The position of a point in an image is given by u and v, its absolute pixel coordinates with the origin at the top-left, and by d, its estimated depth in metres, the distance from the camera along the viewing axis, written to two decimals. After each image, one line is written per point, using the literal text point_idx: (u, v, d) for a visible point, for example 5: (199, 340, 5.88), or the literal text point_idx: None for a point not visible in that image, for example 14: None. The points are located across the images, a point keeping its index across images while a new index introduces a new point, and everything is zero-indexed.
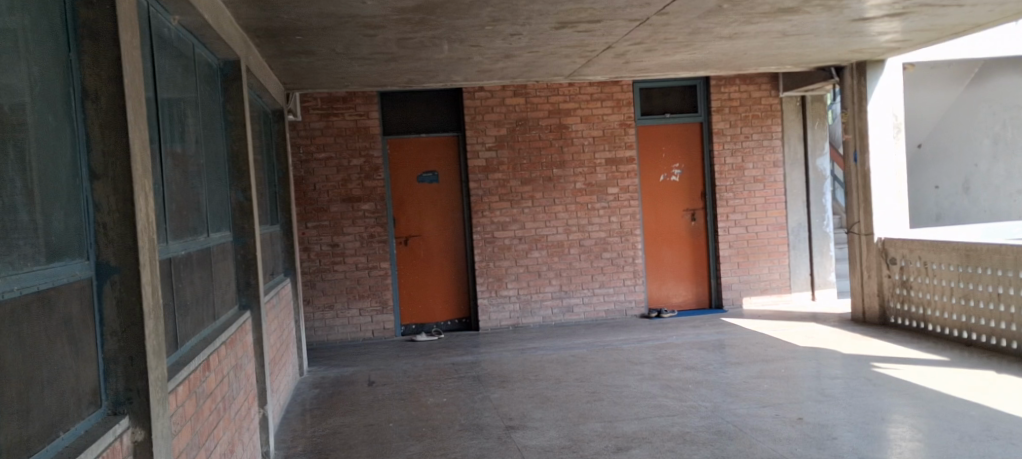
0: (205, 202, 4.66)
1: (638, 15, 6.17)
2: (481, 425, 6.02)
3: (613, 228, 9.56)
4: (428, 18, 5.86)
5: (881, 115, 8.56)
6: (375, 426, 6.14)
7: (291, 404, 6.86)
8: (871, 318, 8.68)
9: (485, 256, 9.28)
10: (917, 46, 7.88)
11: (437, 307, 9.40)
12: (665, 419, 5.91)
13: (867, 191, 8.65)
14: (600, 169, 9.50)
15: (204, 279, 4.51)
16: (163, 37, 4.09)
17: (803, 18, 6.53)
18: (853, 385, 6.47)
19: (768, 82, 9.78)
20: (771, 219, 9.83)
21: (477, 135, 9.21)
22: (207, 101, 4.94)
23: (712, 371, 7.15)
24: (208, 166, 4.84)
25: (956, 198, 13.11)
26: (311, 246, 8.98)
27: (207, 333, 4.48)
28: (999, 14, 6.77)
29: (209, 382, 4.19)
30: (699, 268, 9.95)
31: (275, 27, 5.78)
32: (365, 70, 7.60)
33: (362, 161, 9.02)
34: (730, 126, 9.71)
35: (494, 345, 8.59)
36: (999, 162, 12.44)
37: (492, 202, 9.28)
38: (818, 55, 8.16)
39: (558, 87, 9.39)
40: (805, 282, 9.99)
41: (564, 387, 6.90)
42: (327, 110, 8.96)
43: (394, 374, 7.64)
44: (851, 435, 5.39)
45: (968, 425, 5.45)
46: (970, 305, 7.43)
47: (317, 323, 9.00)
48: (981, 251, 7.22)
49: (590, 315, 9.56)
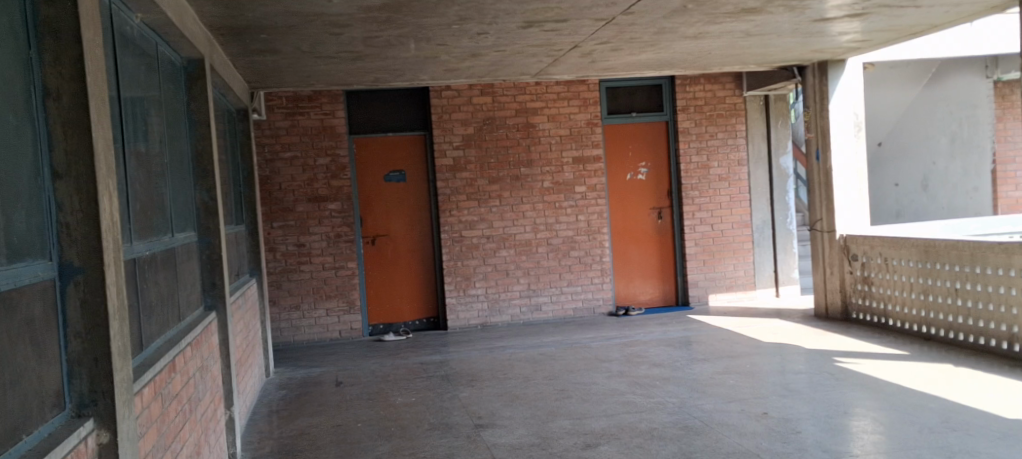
0: (169, 202, 4.61)
1: (604, 14, 6.21)
2: (450, 423, 6.03)
3: (581, 227, 9.60)
4: (394, 16, 5.85)
5: (842, 113, 8.66)
6: (343, 426, 6.11)
7: (257, 406, 6.80)
8: (833, 314, 8.80)
9: (453, 255, 9.26)
10: (878, 46, 8.00)
11: (404, 307, 9.37)
12: (633, 415, 5.94)
13: (829, 189, 8.75)
14: (566, 168, 9.53)
15: (169, 280, 4.48)
16: (126, 36, 4.05)
17: (765, 18, 6.60)
18: (816, 380, 6.55)
19: (732, 81, 9.87)
20: (736, 216, 9.93)
21: (444, 133, 9.21)
22: (171, 99, 4.90)
23: (679, 368, 7.20)
24: (172, 165, 4.78)
25: (915, 195, 13.22)
26: (277, 247, 8.92)
27: (173, 334, 4.45)
28: (955, 15, 6.89)
29: (174, 383, 4.15)
30: (666, 266, 10.01)
31: (240, 25, 5.73)
32: (330, 68, 7.56)
33: (328, 160, 8.97)
34: (695, 126, 9.80)
35: (463, 343, 8.59)
36: (956, 159, 12.55)
37: (460, 201, 9.27)
38: (781, 55, 8.25)
39: (525, 86, 9.41)
40: (770, 279, 10.10)
41: (533, 385, 6.92)
42: (293, 109, 8.90)
43: (362, 374, 7.61)
44: (815, 428, 5.46)
45: (927, 418, 5.53)
46: (929, 300, 7.57)
47: (284, 324, 8.94)
48: (940, 247, 7.36)
49: (558, 313, 9.59)
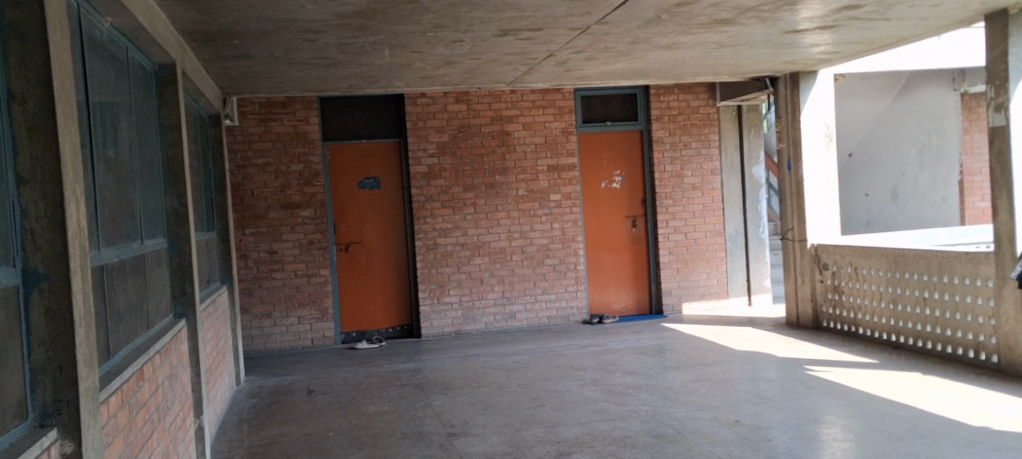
0: (138, 208, 4.56)
1: (578, 24, 6.23)
2: (422, 432, 6.00)
3: (555, 235, 9.60)
4: (369, 23, 5.85)
5: (814, 124, 8.73)
6: (314, 435, 6.06)
7: (226, 415, 6.73)
8: (805, 323, 8.86)
9: (427, 263, 9.23)
10: (849, 58, 8.08)
11: (377, 314, 9.32)
12: (606, 423, 5.95)
13: (801, 198, 8.81)
14: (541, 176, 9.53)
15: (138, 287, 4.43)
16: (95, 40, 4.01)
17: (738, 29, 6.65)
18: (787, 388, 6.59)
19: (705, 91, 9.94)
20: (709, 225, 9.97)
21: (419, 141, 9.18)
22: (141, 104, 4.85)
23: (652, 376, 7.21)
24: (142, 170, 4.73)
25: (885, 205, 13.32)
26: (248, 254, 8.85)
27: (141, 342, 4.40)
28: (923, 28, 6.98)
29: (143, 392, 4.10)
30: (640, 275, 10.03)
31: (212, 30, 5.69)
32: (304, 74, 7.52)
33: (301, 166, 8.92)
34: (669, 135, 9.84)
35: (436, 351, 8.55)
36: (925, 170, 12.66)
37: (434, 208, 9.25)
38: (753, 66, 8.32)
39: (500, 94, 9.41)
40: (742, 288, 10.15)
41: (506, 393, 6.90)
42: (266, 115, 8.84)
43: (333, 382, 7.55)
44: (785, 436, 5.48)
45: (895, 425, 5.58)
46: (898, 310, 7.64)
47: (255, 331, 8.86)
48: (909, 257, 7.43)
49: (532, 321, 9.57)
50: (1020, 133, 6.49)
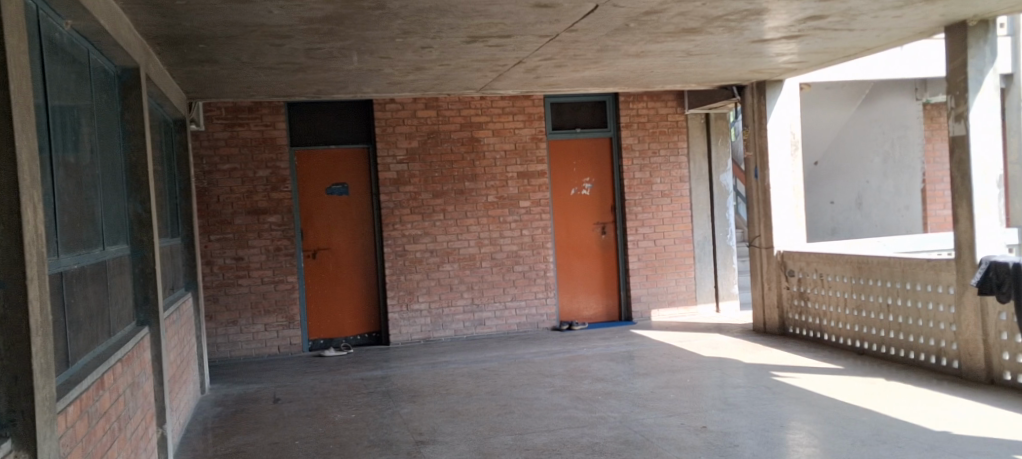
0: (100, 214, 4.49)
1: (547, 31, 6.23)
2: (390, 440, 5.96)
3: (525, 241, 9.58)
4: (337, 29, 5.81)
5: (781, 132, 8.79)
6: (280, 444, 6.00)
7: (191, 423, 6.64)
8: (771, 329, 8.92)
9: (396, 269, 9.18)
10: (814, 68, 8.16)
11: (346, 321, 9.25)
12: (574, 430, 5.94)
13: (767, 206, 8.87)
14: (511, 183, 9.52)
15: (99, 295, 4.36)
16: (56, 43, 3.95)
17: (706, 38, 6.69)
18: (754, 393, 6.63)
19: (674, 99, 9.99)
20: (678, 232, 10.02)
21: (388, 147, 9.14)
22: (104, 109, 4.79)
23: (621, 382, 7.22)
24: (104, 177, 4.67)
25: (849, 213, 13.47)
26: (214, 260, 8.75)
27: (102, 350, 4.33)
28: (887, 39, 7.06)
29: (103, 401, 4.04)
30: (609, 282, 10.04)
31: (178, 34, 5.63)
32: (271, 79, 7.46)
33: (268, 172, 8.85)
34: (638, 142, 9.87)
35: (405, 359, 8.50)
36: (888, 178, 12.80)
37: (403, 215, 9.20)
38: (720, 74, 8.38)
39: (470, 100, 9.40)
40: (710, 294, 10.21)
41: (475, 400, 6.88)
42: (232, 120, 8.76)
43: (300, 390, 7.49)
44: (752, 441, 5.51)
45: (858, 430, 5.62)
46: (862, 316, 7.71)
47: (220, 339, 8.76)
48: (872, 264, 7.50)
49: (501, 328, 9.54)
50: (980, 143, 6.59)
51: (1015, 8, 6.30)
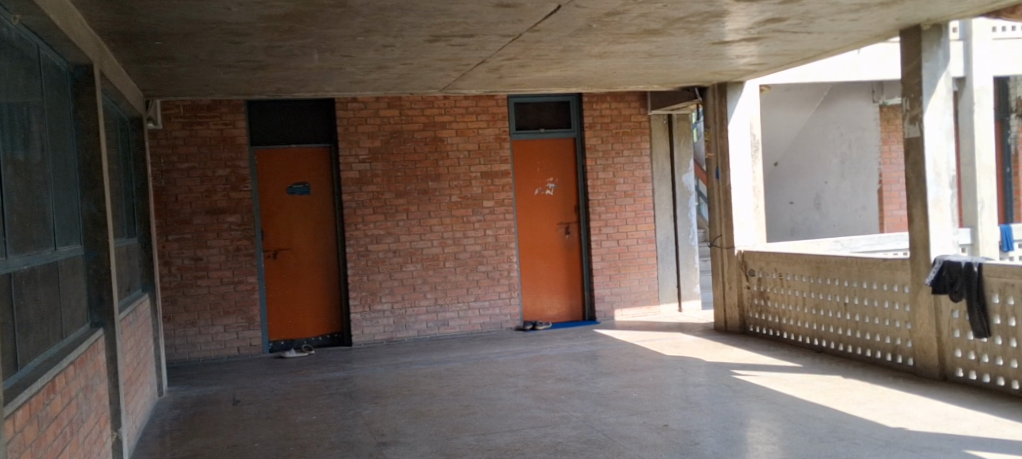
0: (52, 214, 4.39)
1: (510, 31, 6.23)
2: (351, 441, 5.91)
3: (488, 242, 9.57)
4: (297, 26, 5.74)
5: (741, 133, 8.89)
6: (238, 447, 5.91)
7: (148, 427, 6.52)
8: (732, 328, 9.01)
9: (358, 269, 9.11)
10: (774, 69, 8.27)
11: (307, 322, 9.15)
12: (536, 430, 5.94)
13: (728, 207, 8.97)
14: (474, 183, 9.51)
15: (51, 296, 4.26)
16: (4, 38, 3.85)
17: (667, 39, 6.74)
18: (715, 392, 6.69)
19: (637, 100, 10.06)
20: (641, 232, 10.08)
21: (350, 146, 9.07)
22: (55, 107, 4.68)
23: (585, 382, 7.25)
24: (56, 175, 4.56)
25: (809, 213, 13.71)
26: (172, 261, 8.61)
27: (53, 352, 4.23)
28: (844, 42, 7.18)
29: (54, 405, 3.95)
30: (572, 282, 10.07)
31: (133, 31, 5.52)
32: (231, 77, 7.36)
33: (227, 171, 8.71)
34: (602, 142, 9.92)
35: (368, 360, 8.43)
36: (846, 179, 13.00)
37: (365, 214, 9.13)
38: (681, 76, 8.46)
39: (433, 100, 9.36)
40: (673, 294, 10.30)
41: (438, 401, 6.85)
42: (190, 118, 8.62)
43: (261, 392, 7.39)
44: (712, 439, 5.56)
45: (816, 427, 5.71)
46: (820, 314, 7.83)
47: (178, 340, 8.61)
48: (830, 263, 7.63)
49: (465, 328, 9.51)
50: (935, 145, 6.73)
51: (967, 13, 6.43)
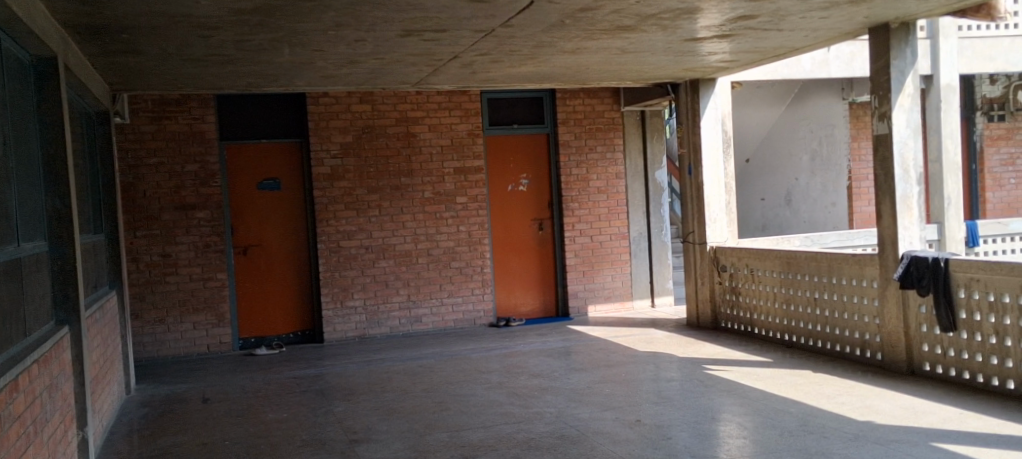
0: (14, 208, 4.30)
1: (482, 26, 6.20)
2: (323, 439, 5.86)
3: (461, 238, 9.54)
4: (267, 20, 5.68)
5: (713, 129, 8.92)
6: (208, 445, 5.85)
7: (115, 425, 6.43)
8: (704, 323, 9.05)
9: (329, 266, 9.04)
10: (746, 66, 8.31)
11: (278, 319, 9.07)
12: (510, 426, 5.93)
13: (700, 202, 9.00)
14: (447, 179, 9.47)
15: (13, 293, 4.17)
16: None
17: (639, 35, 6.75)
18: (687, 387, 6.72)
19: (610, 96, 10.07)
20: (614, 228, 10.10)
21: (322, 141, 9.00)
22: (18, 100, 4.58)
23: (558, 378, 7.25)
24: (19, 170, 4.48)
25: (779, 209, 13.77)
26: (140, 257, 8.49)
27: (16, 351, 4.14)
28: (815, 39, 7.23)
29: (16, 405, 3.88)
30: (545, 278, 10.06)
31: (99, 24, 5.42)
32: (200, 71, 7.26)
33: (196, 167, 8.61)
34: (575, 138, 9.92)
35: (340, 356, 8.38)
36: (816, 176, 13.12)
37: (337, 210, 9.06)
38: (654, 72, 8.48)
39: (405, 95, 9.32)
40: (646, 290, 10.33)
41: (410, 398, 6.81)
42: (159, 113, 8.51)
43: (231, 389, 7.31)
44: (684, 434, 5.58)
45: (787, 421, 5.75)
46: (791, 310, 7.89)
47: (146, 338, 8.50)
48: (801, 258, 7.69)
49: (438, 324, 9.47)
50: (904, 141, 6.79)
51: (934, 11, 6.49)
